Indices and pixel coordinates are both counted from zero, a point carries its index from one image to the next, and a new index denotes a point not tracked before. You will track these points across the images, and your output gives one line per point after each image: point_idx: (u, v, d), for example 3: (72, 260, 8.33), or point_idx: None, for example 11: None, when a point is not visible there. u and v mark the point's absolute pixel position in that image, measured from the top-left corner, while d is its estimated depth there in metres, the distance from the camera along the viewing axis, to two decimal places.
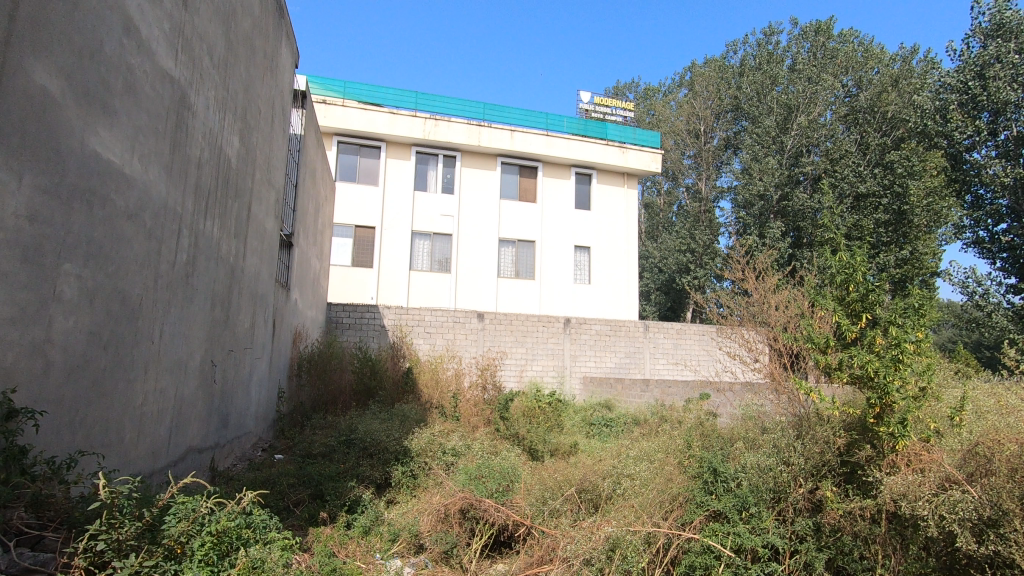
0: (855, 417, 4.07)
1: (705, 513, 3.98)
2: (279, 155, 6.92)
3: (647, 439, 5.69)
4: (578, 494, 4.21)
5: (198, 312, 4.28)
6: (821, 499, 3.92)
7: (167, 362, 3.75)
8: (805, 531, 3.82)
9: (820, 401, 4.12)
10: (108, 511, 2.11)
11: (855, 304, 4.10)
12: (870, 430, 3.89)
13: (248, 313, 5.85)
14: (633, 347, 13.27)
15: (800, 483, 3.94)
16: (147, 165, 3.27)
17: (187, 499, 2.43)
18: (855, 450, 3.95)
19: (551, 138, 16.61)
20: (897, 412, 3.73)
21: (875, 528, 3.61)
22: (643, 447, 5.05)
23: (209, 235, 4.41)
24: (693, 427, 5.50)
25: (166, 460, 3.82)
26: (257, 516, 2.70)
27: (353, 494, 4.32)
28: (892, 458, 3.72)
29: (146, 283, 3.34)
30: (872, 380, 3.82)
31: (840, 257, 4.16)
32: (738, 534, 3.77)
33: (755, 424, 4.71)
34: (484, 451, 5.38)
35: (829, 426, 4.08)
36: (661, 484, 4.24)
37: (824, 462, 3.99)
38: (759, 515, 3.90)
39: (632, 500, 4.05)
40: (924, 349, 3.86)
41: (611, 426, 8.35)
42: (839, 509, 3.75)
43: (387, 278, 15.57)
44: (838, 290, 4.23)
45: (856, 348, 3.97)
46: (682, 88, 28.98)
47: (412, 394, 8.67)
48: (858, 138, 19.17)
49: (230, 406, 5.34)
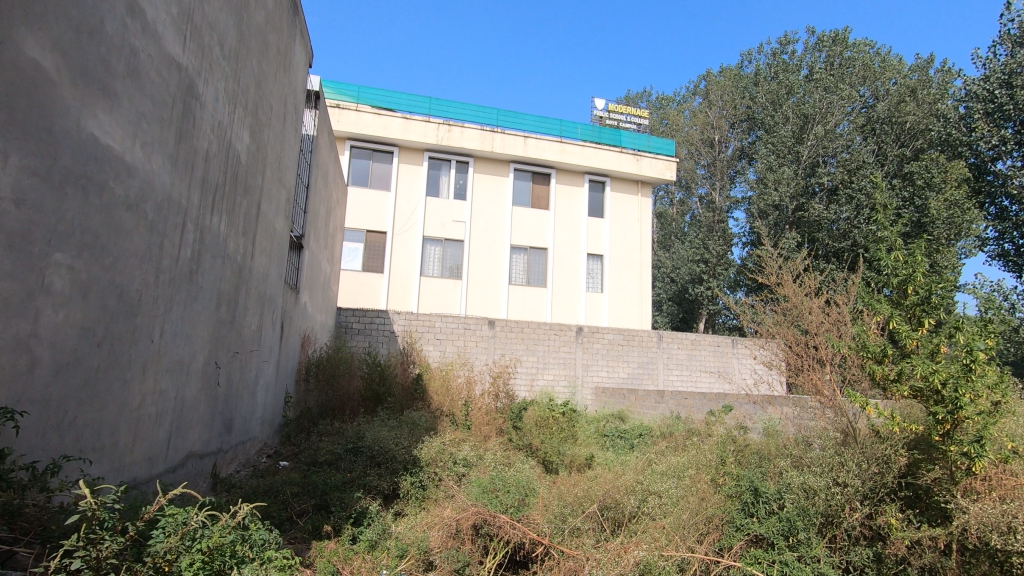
0: (918, 434, 3.79)
1: (745, 539, 3.88)
2: (290, 154, 6.78)
3: (672, 452, 5.42)
4: (600, 512, 3.91)
5: (202, 311, 4.10)
6: (881, 527, 3.78)
7: (168, 363, 3.57)
8: (864, 563, 3.68)
9: (878, 416, 3.99)
10: (88, 525, 1.88)
11: (916, 310, 3.89)
12: (935, 450, 3.67)
13: (255, 315, 5.68)
14: (647, 357, 12.98)
15: (856, 508, 3.80)
16: (152, 155, 3.12)
17: (182, 512, 2.23)
18: (920, 471, 3.75)
19: (565, 145, 16.45)
20: (970, 430, 3.49)
21: (946, 560, 3.48)
22: (669, 461, 4.79)
23: (216, 232, 4.26)
24: (720, 442, 5.23)
25: (163, 466, 3.63)
26: (255, 532, 2.49)
27: (360, 505, 4.10)
28: (969, 483, 3.51)
29: (146, 277, 3.16)
30: (941, 394, 3.59)
31: (896, 254, 3.98)
32: (785, 563, 3.68)
33: (799, 442, 4.62)
34: (498, 462, 5.15)
35: (889, 444, 3.86)
36: (694, 505, 4.01)
37: (881, 484, 3.83)
38: (808, 543, 3.81)
39: (662, 521, 3.79)
40: (994, 358, 3.66)
41: (626, 438, 8.08)
42: (906, 539, 3.57)
43: (398, 283, 15.42)
44: (894, 293, 4.04)
45: (918, 357, 3.76)
46: (696, 98, 28.83)
47: (422, 402, 8.44)
48: (875, 149, 18.83)
49: (234, 411, 5.16)
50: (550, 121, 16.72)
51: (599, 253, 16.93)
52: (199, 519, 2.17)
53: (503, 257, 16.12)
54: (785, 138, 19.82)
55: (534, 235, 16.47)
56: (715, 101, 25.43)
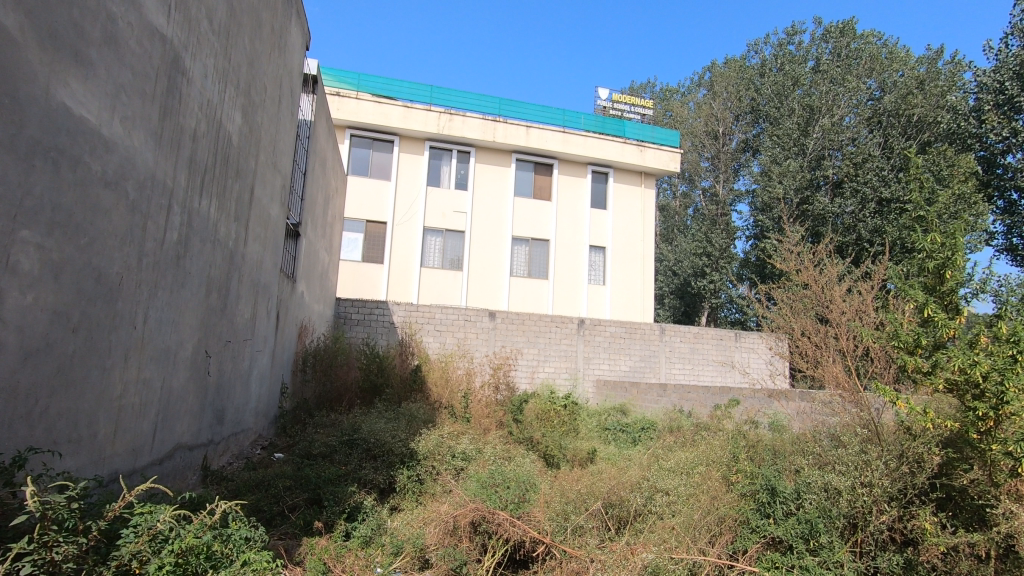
0: (956, 431, 3.60)
1: (762, 541, 3.70)
2: (286, 139, 6.60)
3: (679, 448, 5.27)
4: (604, 509, 3.80)
5: (190, 297, 3.94)
6: (914, 533, 3.63)
7: (153, 351, 3.42)
8: (891, 567, 3.55)
9: (909, 411, 3.77)
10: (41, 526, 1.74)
11: (951, 297, 3.78)
12: (973, 447, 3.52)
13: (249, 303, 5.52)
14: (649, 351, 12.83)
15: (883, 510, 3.66)
16: (133, 130, 2.95)
17: (151, 513, 2.07)
18: (955, 471, 3.59)
19: (568, 135, 16.23)
20: (1016, 427, 3.30)
21: (983, 567, 3.37)
22: (678, 457, 4.64)
23: (205, 215, 4.09)
24: (728, 437, 5.08)
25: (148, 458, 3.48)
26: (234, 531, 2.34)
27: (354, 500, 3.96)
28: (1015, 486, 3.38)
29: (127, 260, 2.99)
30: (983, 386, 3.41)
31: (935, 236, 3.77)
32: (805, 568, 3.51)
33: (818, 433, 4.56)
34: (498, 456, 5.00)
35: (923, 441, 3.74)
36: (707, 504, 3.88)
37: (909, 485, 3.70)
38: (830, 547, 3.59)
39: (671, 521, 3.65)
40: None
41: (628, 433, 7.94)
42: (942, 545, 3.43)
43: (398, 274, 15.27)
44: (926, 278, 3.87)
45: (953, 349, 3.62)
46: (700, 90, 28.54)
47: (421, 394, 8.29)
48: (881, 142, 18.52)
49: (226, 401, 5.01)
50: (553, 111, 16.47)
51: (601, 245, 16.74)
52: (168, 520, 2.02)
53: (504, 248, 15.95)
54: (790, 130, 19.61)
55: (536, 227, 16.27)
56: (719, 92, 25.16)
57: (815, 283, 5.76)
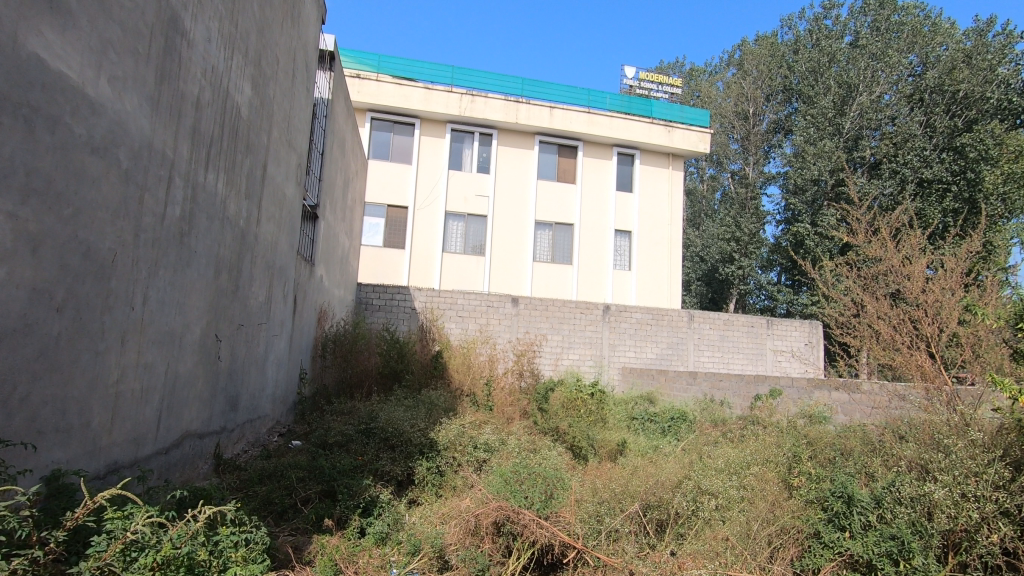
0: None
1: (837, 560, 3.19)
2: (302, 116, 6.35)
3: (716, 443, 4.93)
4: (642, 512, 3.46)
5: (197, 278, 3.72)
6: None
7: (155, 335, 3.20)
8: None
9: None
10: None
11: None
12: None
13: (263, 285, 5.32)
14: (677, 338, 12.41)
15: (998, 530, 2.98)
16: (124, 92, 2.69)
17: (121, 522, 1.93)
18: None
19: (593, 116, 15.72)
20: None
21: None
22: (723, 454, 4.27)
23: (212, 190, 3.86)
24: (768, 437, 4.72)
25: (153, 448, 3.29)
26: (221, 536, 2.18)
27: (369, 493, 3.72)
28: None
29: (121, 235, 2.76)
30: None
31: None
32: None
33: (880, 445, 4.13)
34: (522, 448, 4.71)
35: None
36: (766, 513, 3.48)
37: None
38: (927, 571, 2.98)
39: (723, 532, 3.27)
40: None
41: (656, 423, 7.59)
42: None
43: (420, 259, 15.05)
44: None
45: None
46: (729, 69, 27.56)
47: (443, 381, 8.06)
48: (923, 121, 17.38)
49: (240, 387, 4.83)
50: (577, 91, 15.98)
51: (627, 229, 16.27)
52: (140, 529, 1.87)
53: (527, 232, 15.58)
54: (825, 109, 18.78)
55: (560, 211, 15.87)
56: (749, 71, 24.21)
57: (890, 256, 5.09)
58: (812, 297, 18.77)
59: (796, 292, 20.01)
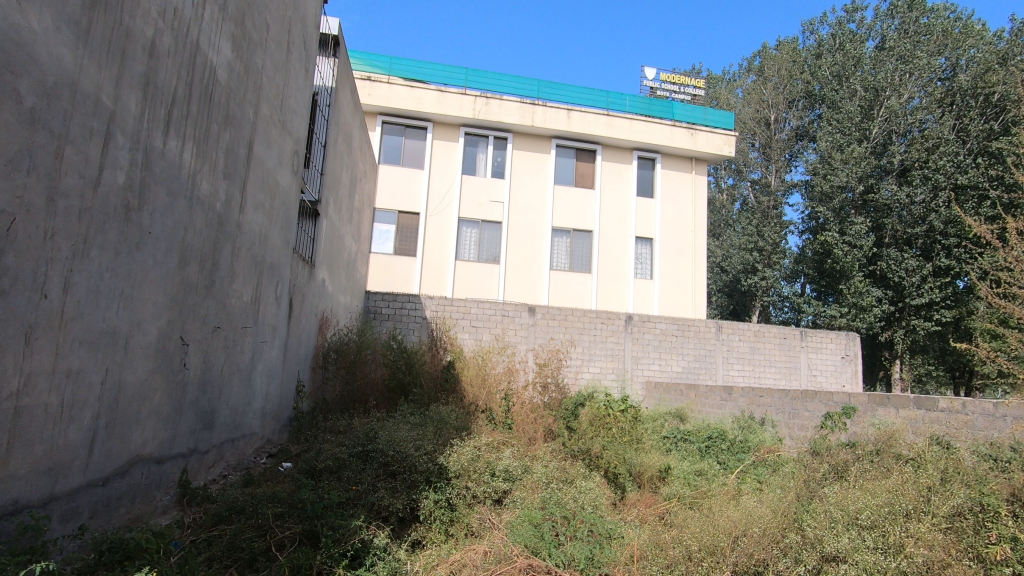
0: None
1: None
2: (299, 97, 5.70)
3: (780, 486, 4.09)
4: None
5: (153, 264, 3.03)
6: None
7: (85, 334, 2.50)
8: None
9: None
10: None
11: None
12: None
13: (249, 284, 4.61)
14: (704, 350, 11.53)
15: None
16: (27, 3, 2.04)
17: None
18: None
19: (612, 118, 15.02)
20: None
21: None
22: (803, 498, 3.43)
23: (175, 161, 3.18)
24: (842, 481, 3.91)
25: (83, 480, 2.57)
26: None
27: (360, 537, 2.98)
28: None
29: (23, 195, 2.07)
30: None
31: None
32: None
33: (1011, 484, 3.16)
34: (551, 478, 3.90)
35: None
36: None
37: None
38: None
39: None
40: None
41: (692, 444, 6.74)
42: None
43: (432, 267, 14.36)
44: None
45: None
46: (749, 75, 26.73)
47: (455, 395, 7.29)
48: (954, 125, 16.28)
49: (216, 402, 4.10)
50: (596, 93, 15.31)
51: (649, 236, 15.45)
52: None
53: (544, 239, 14.85)
54: (851, 114, 17.87)
55: (578, 217, 15.11)
56: (770, 77, 23.34)
57: None
58: (840, 308, 17.62)
59: (824, 303, 18.92)
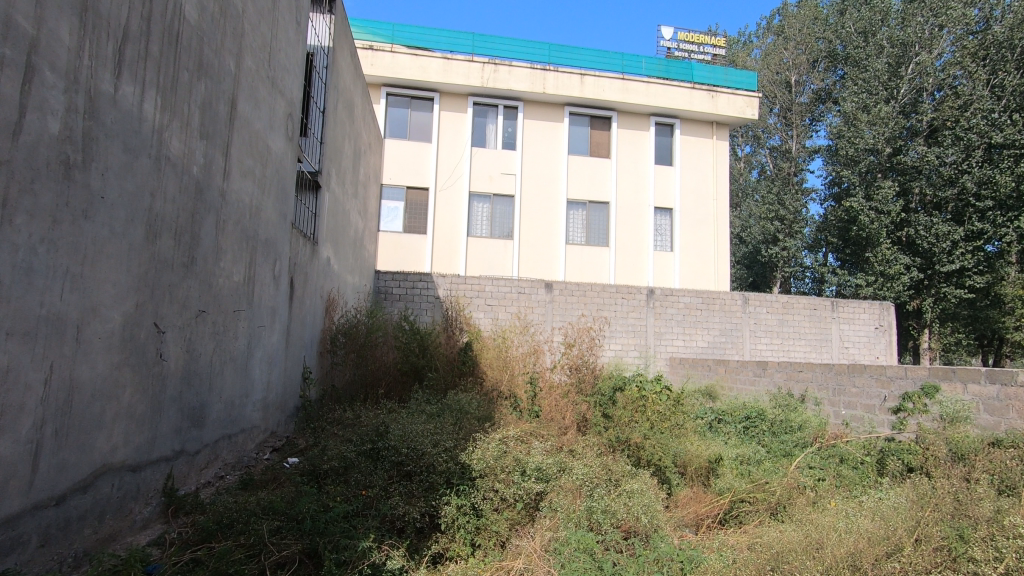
0: None
1: None
2: (291, 50, 5.10)
3: (856, 492, 3.56)
4: None
5: (107, 236, 2.48)
6: None
7: (14, 323, 1.98)
8: None
9: None
10: None
11: None
12: None
13: (240, 262, 4.09)
14: (730, 324, 10.92)
15: None
16: None
17: None
18: None
19: (628, 83, 14.20)
20: None
21: None
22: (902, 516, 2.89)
23: (134, 110, 2.63)
24: (934, 485, 3.36)
25: (22, 505, 2.07)
26: None
27: (372, 559, 2.50)
28: None
29: None
30: None
31: None
32: None
33: None
34: (592, 477, 3.39)
35: None
36: None
37: None
38: None
39: None
40: None
41: (729, 427, 6.19)
42: None
43: (444, 245, 13.80)
44: None
45: None
46: (767, 35, 25.42)
47: (473, 378, 6.82)
48: (989, 79, 15.18)
49: (208, 397, 3.62)
50: (610, 56, 14.46)
51: (668, 207, 14.71)
52: None
53: (559, 212, 14.20)
54: (878, 72, 16.85)
55: (594, 188, 14.39)
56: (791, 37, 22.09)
57: None
58: (867, 277, 16.78)
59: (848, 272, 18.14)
